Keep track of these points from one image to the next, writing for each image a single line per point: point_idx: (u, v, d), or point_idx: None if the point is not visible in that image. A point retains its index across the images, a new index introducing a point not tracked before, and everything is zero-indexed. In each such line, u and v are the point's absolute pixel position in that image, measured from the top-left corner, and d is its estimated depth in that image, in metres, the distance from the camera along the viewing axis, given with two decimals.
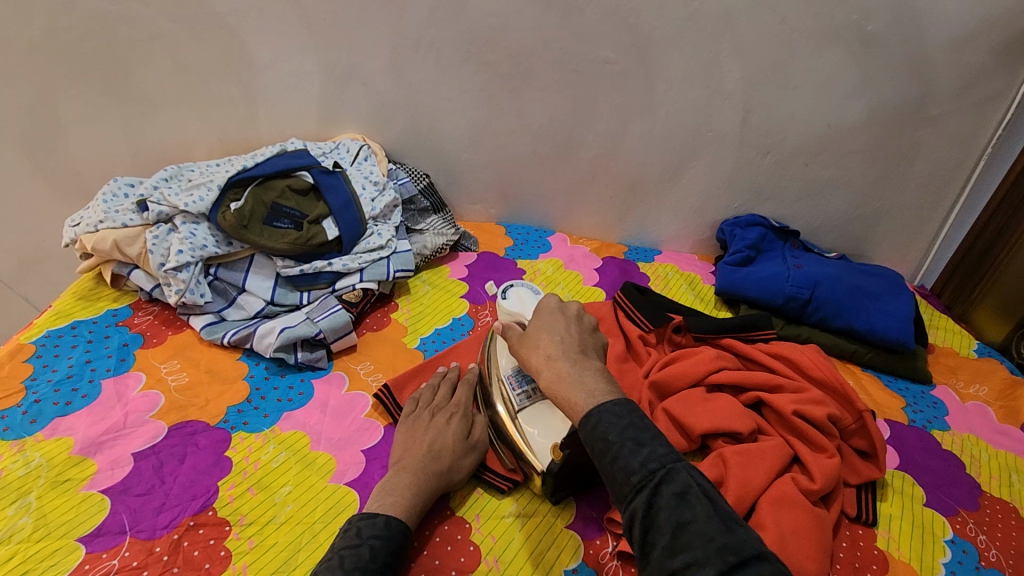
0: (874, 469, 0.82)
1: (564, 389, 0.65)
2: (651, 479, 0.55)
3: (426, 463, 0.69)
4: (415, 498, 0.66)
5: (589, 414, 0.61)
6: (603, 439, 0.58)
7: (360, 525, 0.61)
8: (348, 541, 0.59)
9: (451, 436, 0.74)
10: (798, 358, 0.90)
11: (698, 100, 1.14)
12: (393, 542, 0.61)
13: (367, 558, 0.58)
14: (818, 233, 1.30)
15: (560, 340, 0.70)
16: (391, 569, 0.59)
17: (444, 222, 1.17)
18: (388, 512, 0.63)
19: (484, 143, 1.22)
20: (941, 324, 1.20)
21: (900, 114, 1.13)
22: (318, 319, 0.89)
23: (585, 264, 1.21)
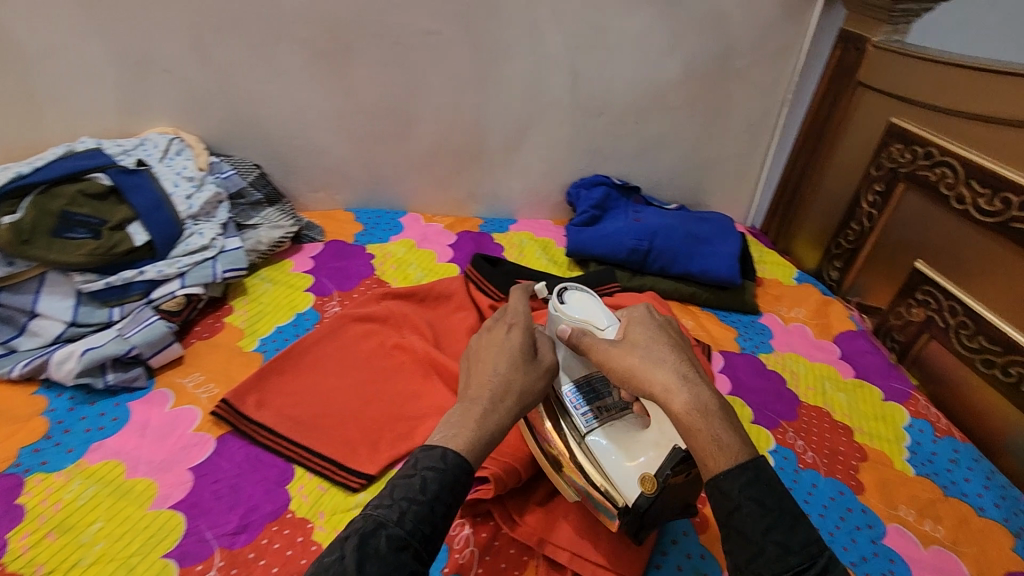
0: None
1: (701, 429, 0.55)
2: (816, 563, 0.48)
3: (498, 390, 0.61)
4: (488, 433, 0.58)
5: (735, 463, 0.52)
6: (758, 501, 0.50)
7: (418, 454, 0.55)
8: (401, 470, 0.54)
9: (519, 361, 0.65)
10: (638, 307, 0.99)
11: (527, 66, 1.15)
12: (449, 476, 0.53)
13: (418, 489, 0.52)
14: (659, 187, 1.38)
15: (687, 368, 0.60)
16: (449, 505, 0.53)
17: (282, 214, 1.10)
18: (449, 443, 0.56)
19: (318, 126, 1.15)
20: (768, 259, 1.33)
21: (711, 68, 1.21)
22: (130, 335, 0.80)
23: (438, 242, 1.19)
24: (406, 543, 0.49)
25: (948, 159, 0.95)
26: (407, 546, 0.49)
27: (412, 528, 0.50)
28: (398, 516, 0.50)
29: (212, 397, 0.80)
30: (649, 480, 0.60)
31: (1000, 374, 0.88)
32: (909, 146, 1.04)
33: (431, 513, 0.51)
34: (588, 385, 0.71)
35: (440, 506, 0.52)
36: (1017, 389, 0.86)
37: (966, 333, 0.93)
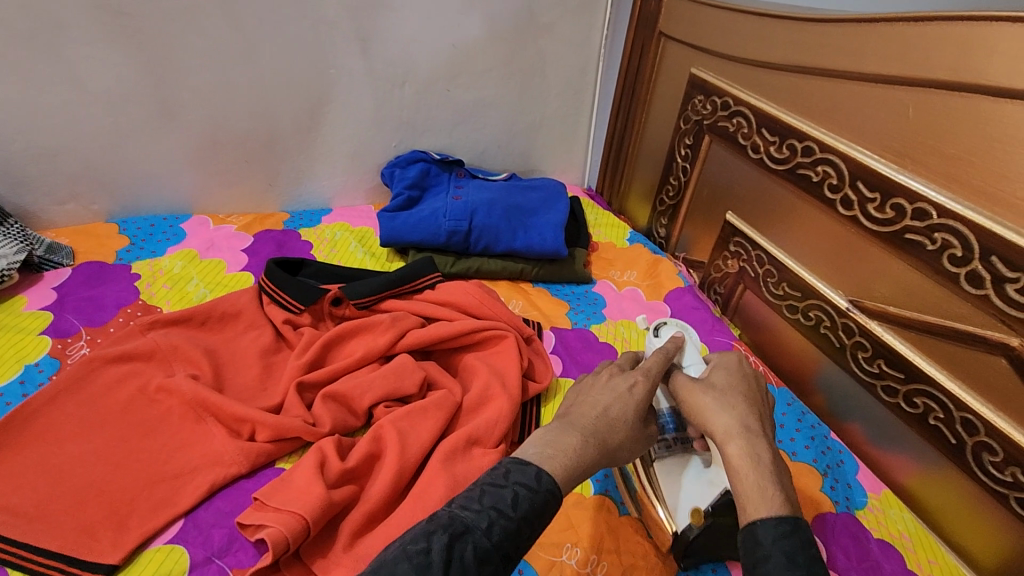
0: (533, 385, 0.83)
1: (750, 481, 0.52)
2: None
3: (599, 427, 0.57)
4: (579, 467, 0.53)
5: (768, 516, 0.48)
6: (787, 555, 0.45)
7: (511, 466, 0.50)
8: (494, 477, 0.49)
9: (633, 407, 0.61)
10: (467, 299, 0.90)
11: (301, 33, 0.98)
12: (541, 499, 0.48)
13: (509, 504, 0.47)
14: (486, 157, 1.29)
15: (758, 422, 0.58)
16: (534, 530, 0.47)
17: (6, 239, 0.89)
18: (543, 464, 0.51)
19: (39, 123, 0.92)
20: (604, 223, 1.30)
21: (516, 25, 1.12)
22: None
23: (230, 248, 1.02)
24: (490, 559, 0.43)
25: (742, 108, 0.95)
26: (489, 564, 0.43)
27: (498, 544, 0.45)
28: (486, 526, 0.45)
29: None
30: (698, 514, 0.65)
31: (802, 318, 0.91)
32: (708, 97, 1.03)
33: (521, 532, 0.46)
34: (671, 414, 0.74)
35: (526, 529, 0.47)
36: (815, 330, 0.89)
37: (772, 281, 0.95)
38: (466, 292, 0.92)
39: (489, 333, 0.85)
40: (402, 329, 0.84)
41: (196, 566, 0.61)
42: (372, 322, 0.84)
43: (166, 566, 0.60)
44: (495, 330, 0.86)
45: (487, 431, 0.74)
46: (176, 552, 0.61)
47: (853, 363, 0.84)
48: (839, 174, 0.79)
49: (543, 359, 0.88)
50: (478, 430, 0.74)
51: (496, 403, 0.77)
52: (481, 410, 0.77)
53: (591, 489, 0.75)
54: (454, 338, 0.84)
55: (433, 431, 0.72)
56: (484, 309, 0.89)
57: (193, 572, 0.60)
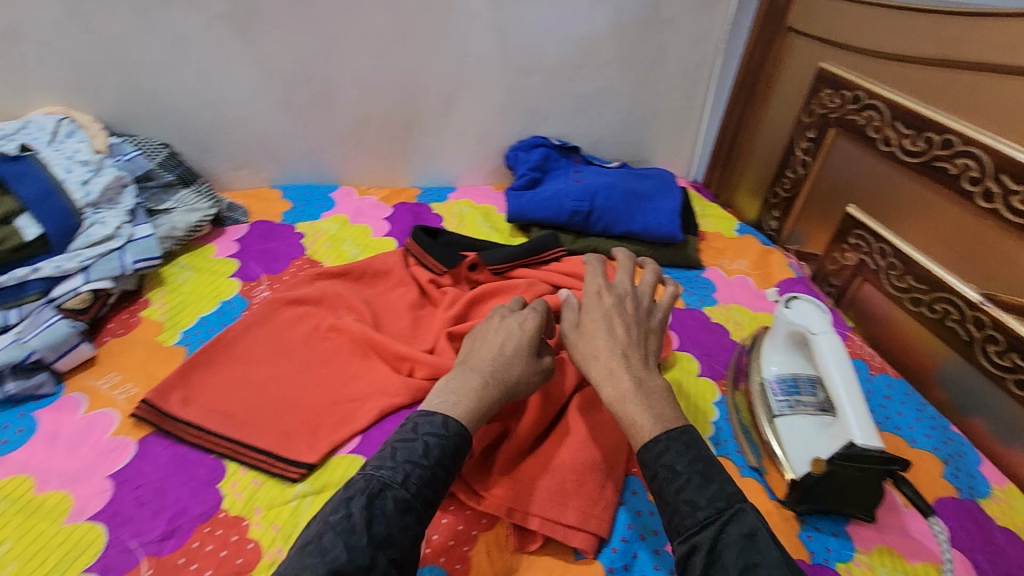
0: None
1: (629, 408, 0.64)
2: (720, 516, 0.54)
3: (496, 368, 0.67)
4: (481, 402, 0.64)
5: (655, 439, 0.61)
6: (671, 469, 0.58)
7: (417, 421, 0.61)
8: (403, 434, 0.60)
9: (524, 350, 0.69)
10: None
11: (449, 24, 1.07)
12: (449, 441, 0.60)
13: (420, 454, 0.58)
14: (599, 145, 1.35)
15: (629, 354, 0.68)
16: (447, 471, 0.59)
17: (199, 195, 1.02)
18: (448, 412, 0.62)
19: (228, 97, 1.06)
20: (712, 214, 1.33)
21: (642, 20, 1.17)
22: (29, 340, 0.73)
23: (374, 215, 1.14)
24: (410, 505, 0.55)
25: (875, 103, 0.96)
26: (410, 508, 0.55)
27: (414, 491, 0.56)
28: (400, 478, 0.56)
29: (131, 397, 0.74)
30: (818, 463, 0.71)
31: (927, 312, 0.91)
32: (838, 91, 1.04)
33: (434, 476, 0.57)
34: (792, 382, 0.82)
35: (441, 472, 0.58)
36: (942, 323, 0.89)
37: (896, 274, 0.96)
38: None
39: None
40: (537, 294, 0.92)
41: None
42: (511, 286, 0.93)
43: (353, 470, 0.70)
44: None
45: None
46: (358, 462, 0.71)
47: (981, 358, 0.84)
48: (982, 166, 0.80)
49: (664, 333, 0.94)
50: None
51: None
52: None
53: (713, 450, 0.82)
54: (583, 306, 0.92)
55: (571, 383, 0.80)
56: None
57: None
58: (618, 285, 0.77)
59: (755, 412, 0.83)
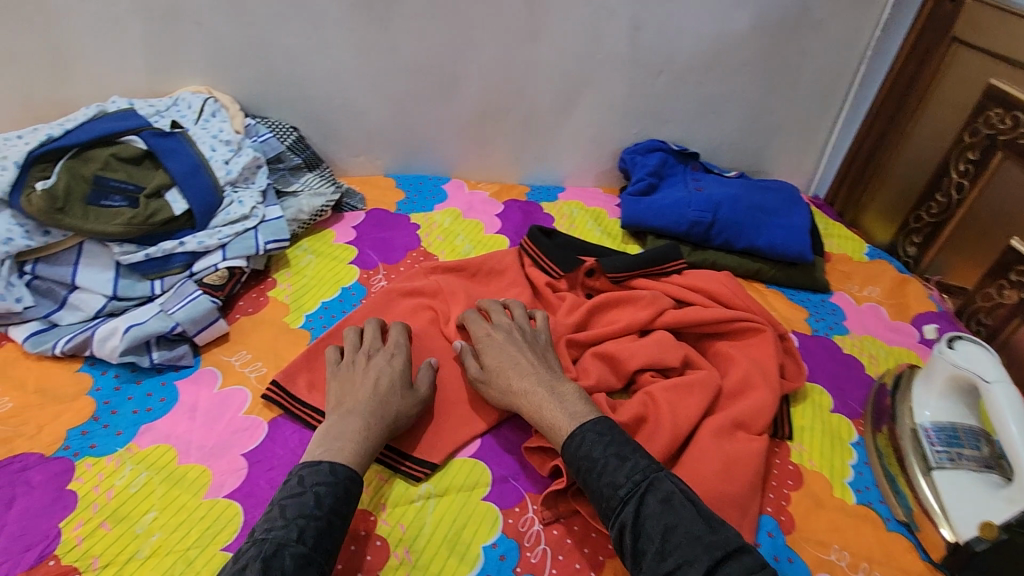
0: (791, 383, 0.83)
1: (549, 413, 0.67)
2: (637, 490, 0.58)
3: (375, 406, 0.65)
4: (366, 445, 0.62)
5: (572, 434, 0.64)
6: (589, 458, 0.61)
7: (303, 473, 0.58)
8: (290, 490, 0.56)
9: (394, 387, 0.68)
10: (720, 288, 0.91)
11: (583, 19, 1.04)
12: (340, 488, 0.57)
13: (311, 506, 0.55)
14: (717, 153, 1.28)
15: (538, 368, 0.71)
16: (343, 515, 0.56)
17: (322, 180, 1.04)
18: (335, 458, 0.60)
19: (357, 84, 1.06)
20: (836, 233, 1.24)
21: (784, 22, 1.10)
22: (173, 311, 0.76)
23: (485, 211, 1.12)
24: (309, 559, 0.51)
25: None
26: (311, 562, 0.51)
27: (313, 543, 0.53)
28: (297, 534, 0.52)
29: (261, 376, 0.75)
30: (991, 528, 0.65)
31: None
32: (1010, 111, 0.98)
33: (330, 525, 0.54)
34: (952, 432, 0.75)
35: (337, 518, 0.56)
36: None
37: None
38: (718, 282, 0.92)
39: (745, 326, 0.85)
40: (660, 307, 0.87)
41: (498, 483, 0.68)
42: (634, 296, 0.88)
43: (474, 477, 0.68)
44: (752, 323, 0.86)
45: (750, 418, 0.75)
46: (478, 467, 0.70)
47: None
48: None
49: (798, 363, 0.87)
50: (742, 416, 0.75)
51: (757, 393, 0.78)
52: (742, 397, 0.78)
53: (853, 497, 0.74)
54: (711, 325, 0.86)
55: (700, 407, 0.74)
56: (737, 300, 0.89)
57: (496, 487, 0.68)
58: (500, 321, 0.77)
59: (907, 461, 0.75)
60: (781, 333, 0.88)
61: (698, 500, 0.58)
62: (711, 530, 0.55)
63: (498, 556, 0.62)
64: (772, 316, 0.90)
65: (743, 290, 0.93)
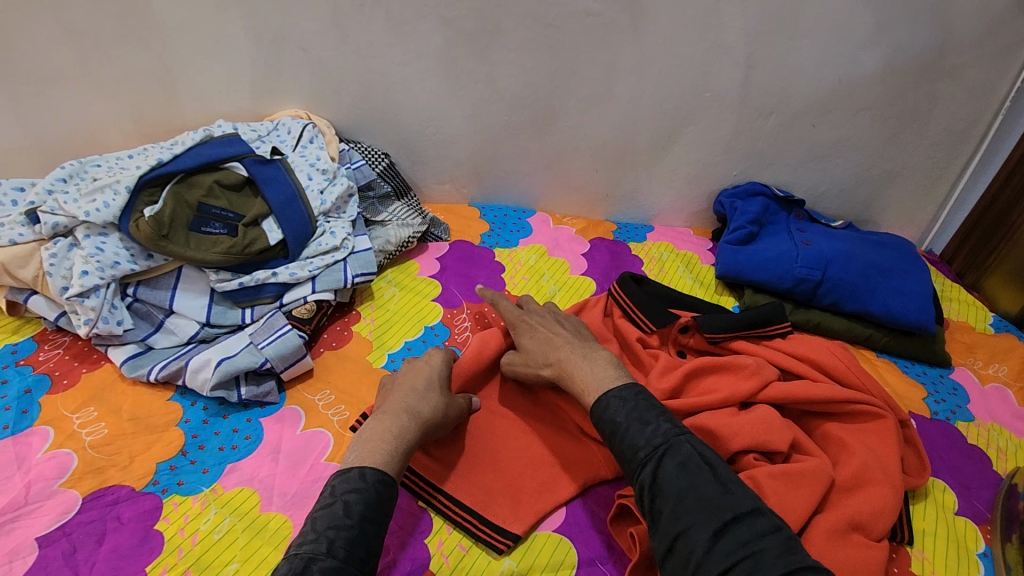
0: (914, 480, 0.73)
1: (580, 377, 0.68)
2: (655, 453, 0.58)
3: (409, 402, 0.64)
4: (398, 443, 0.60)
5: (599, 399, 0.64)
6: (612, 423, 0.62)
7: (334, 483, 0.55)
8: (322, 503, 0.53)
9: (433, 383, 0.68)
10: (832, 361, 0.82)
11: (694, 56, 0.98)
12: (371, 496, 0.54)
13: (341, 515, 0.52)
14: (823, 200, 1.19)
15: (570, 339, 0.73)
16: (377, 523, 0.53)
17: (410, 209, 1.03)
18: (365, 462, 0.57)
19: (452, 113, 1.04)
20: (954, 296, 1.13)
21: (918, 65, 1.00)
22: (263, 345, 0.75)
23: (571, 249, 1.08)
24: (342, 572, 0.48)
25: None
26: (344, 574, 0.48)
27: (345, 555, 0.49)
28: (327, 546, 0.49)
29: (343, 421, 0.73)
30: None
31: None
32: None
33: (363, 534, 0.51)
34: None
35: (369, 526, 0.52)
36: None
37: None
38: (831, 354, 0.83)
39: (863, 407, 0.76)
40: (766, 378, 0.78)
41: (586, 565, 0.63)
42: (737, 363, 0.80)
43: (561, 556, 0.63)
44: (871, 406, 0.77)
45: (869, 519, 0.67)
46: (564, 545, 0.64)
47: None
48: None
49: (923, 457, 0.76)
50: (861, 517, 0.66)
51: (878, 491, 0.69)
52: (860, 494, 0.69)
53: None
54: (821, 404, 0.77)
55: (812, 502, 0.66)
56: (854, 378, 0.80)
57: (583, 570, 0.63)
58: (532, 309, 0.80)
59: None
60: (902, 419, 0.78)
61: (719, 464, 0.57)
62: (726, 494, 0.54)
63: None
64: (892, 399, 0.80)
65: (857, 364, 0.84)
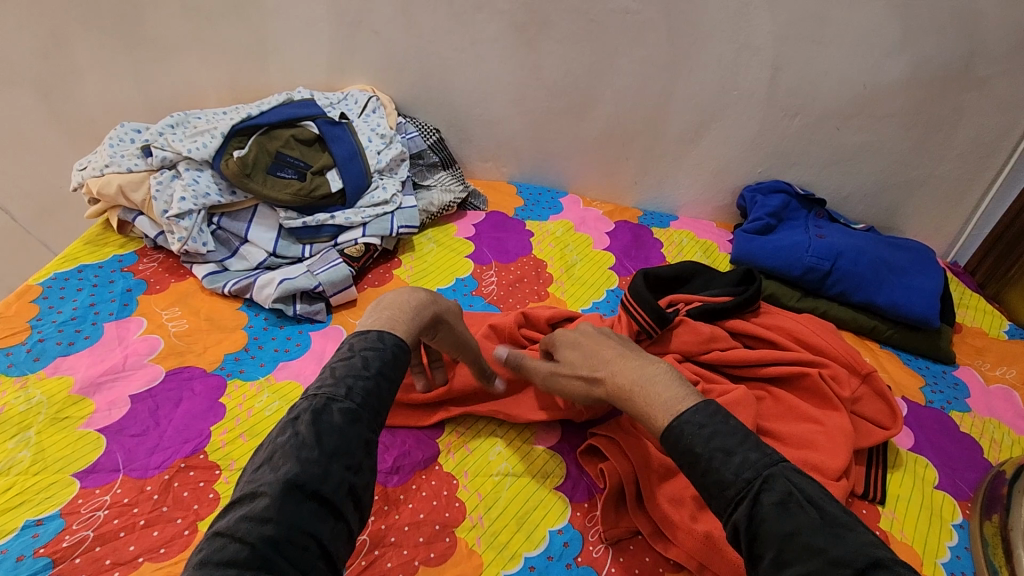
0: (878, 429, 0.79)
1: (642, 394, 0.58)
2: (748, 490, 0.47)
3: (436, 296, 0.65)
4: (417, 320, 0.59)
5: (671, 424, 0.53)
6: (689, 453, 0.51)
7: (350, 340, 0.53)
8: (340, 355, 0.52)
9: (453, 300, 0.71)
10: (792, 326, 0.88)
11: (725, 55, 1.06)
12: (389, 353, 0.53)
13: (360, 367, 0.50)
14: (847, 203, 1.24)
15: (626, 352, 0.64)
16: (393, 377, 0.52)
17: (453, 179, 1.15)
18: (385, 328, 0.56)
19: (499, 97, 1.16)
20: (972, 303, 1.15)
21: (945, 76, 1.05)
22: (317, 272, 0.88)
23: (597, 227, 1.17)
24: (358, 415, 0.47)
25: None
26: (361, 418, 0.47)
27: (361, 401, 0.48)
28: (345, 391, 0.48)
29: None
30: None
31: None
32: None
33: (380, 386, 0.50)
34: None
35: (386, 382, 0.51)
36: None
37: None
38: (795, 321, 0.90)
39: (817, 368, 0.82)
40: (714, 342, 0.85)
41: (570, 477, 0.72)
42: (694, 328, 0.85)
43: (549, 465, 0.73)
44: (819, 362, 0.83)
45: (821, 459, 0.73)
46: (555, 459, 0.74)
47: None
48: None
49: (897, 408, 0.81)
50: (812, 456, 0.73)
51: (828, 436, 0.76)
52: (811, 438, 0.76)
53: None
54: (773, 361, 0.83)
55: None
56: (817, 340, 0.86)
57: (568, 481, 0.71)
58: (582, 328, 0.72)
59: (1014, 553, 0.68)
60: (865, 373, 0.83)
61: (824, 500, 0.46)
62: (841, 541, 0.43)
63: (562, 542, 0.66)
64: (858, 358, 0.85)
65: (826, 330, 0.90)
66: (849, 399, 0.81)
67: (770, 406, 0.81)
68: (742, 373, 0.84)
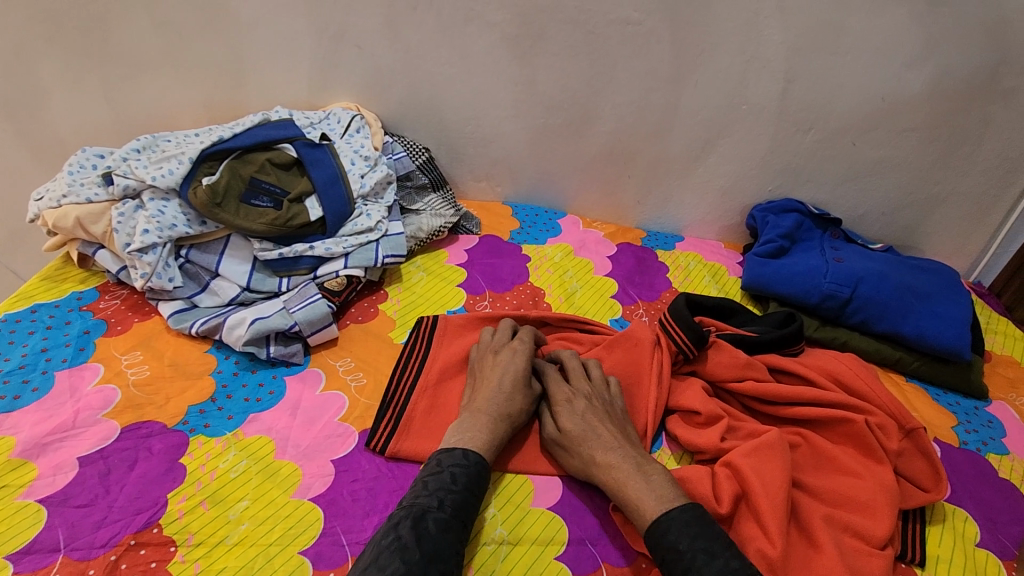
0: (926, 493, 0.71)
1: (632, 490, 0.61)
2: None
3: (498, 405, 0.68)
4: (495, 442, 0.66)
5: (658, 519, 0.58)
6: (672, 549, 0.55)
7: (441, 456, 0.62)
8: (430, 469, 0.61)
9: (521, 383, 0.72)
10: (836, 368, 0.80)
11: (733, 68, 0.99)
12: (474, 471, 0.61)
13: (450, 481, 0.59)
14: (862, 222, 1.16)
15: (620, 441, 0.66)
16: (476, 494, 0.60)
17: (444, 201, 1.08)
18: (467, 446, 0.64)
19: (492, 114, 1.09)
20: (1000, 329, 1.07)
21: (969, 87, 0.98)
22: (294, 310, 0.81)
23: (597, 251, 1.10)
24: (451, 525, 0.56)
25: None
26: (452, 528, 0.56)
27: (453, 513, 0.57)
28: (438, 502, 0.57)
29: (360, 387, 0.77)
30: None
31: None
32: None
33: (467, 499, 0.58)
34: None
35: (471, 496, 0.59)
36: None
37: None
38: (834, 360, 0.83)
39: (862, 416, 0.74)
40: (749, 371, 0.78)
41: (574, 543, 0.64)
42: (730, 351, 0.79)
43: (548, 529, 0.65)
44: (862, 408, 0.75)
45: (863, 523, 0.65)
46: (556, 522, 0.66)
47: None
48: None
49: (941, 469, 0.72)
50: (853, 519, 0.66)
51: (871, 492, 0.68)
52: (852, 494, 0.68)
53: None
54: (810, 403, 0.76)
55: (784, 477, 0.66)
56: (861, 385, 0.78)
57: (570, 549, 0.63)
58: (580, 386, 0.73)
59: None
60: (909, 428, 0.75)
61: None
62: None
63: None
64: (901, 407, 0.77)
65: (872, 376, 0.81)
66: (896, 452, 0.72)
67: (805, 455, 0.73)
68: (777, 411, 0.77)
